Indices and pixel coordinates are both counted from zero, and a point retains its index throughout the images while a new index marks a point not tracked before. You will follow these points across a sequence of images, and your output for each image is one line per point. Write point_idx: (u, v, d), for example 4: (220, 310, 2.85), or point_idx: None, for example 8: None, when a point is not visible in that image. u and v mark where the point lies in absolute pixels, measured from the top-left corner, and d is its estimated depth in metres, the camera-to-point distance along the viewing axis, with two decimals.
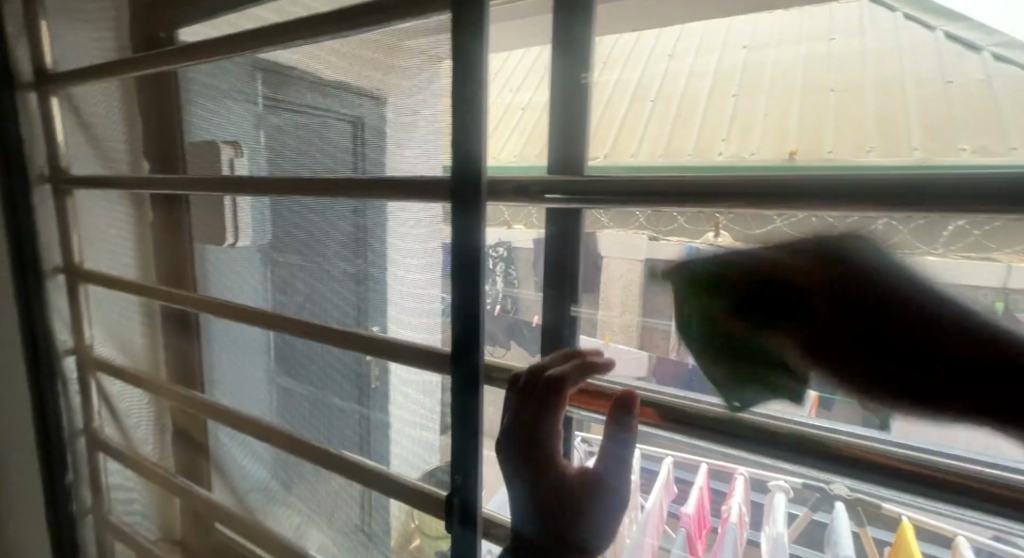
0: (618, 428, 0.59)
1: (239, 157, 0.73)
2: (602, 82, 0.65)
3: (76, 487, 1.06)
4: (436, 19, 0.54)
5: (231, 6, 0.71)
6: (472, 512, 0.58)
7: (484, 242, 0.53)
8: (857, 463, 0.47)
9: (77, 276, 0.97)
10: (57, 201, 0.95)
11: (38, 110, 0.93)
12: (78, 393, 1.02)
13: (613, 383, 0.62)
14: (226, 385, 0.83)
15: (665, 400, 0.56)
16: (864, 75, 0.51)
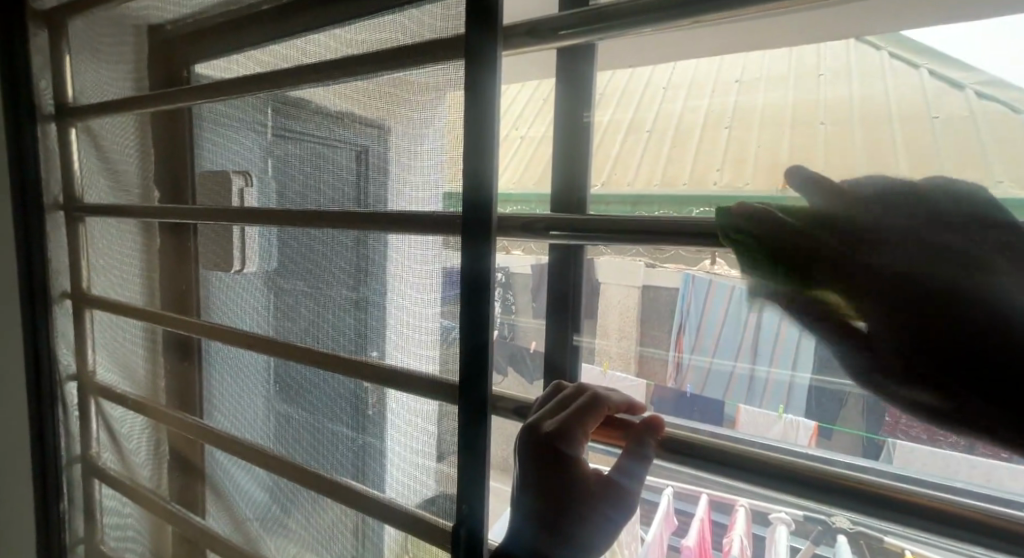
0: (637, 453, 0.55)
1: (249, 187, 0.76)
2: (600, 121, 0.66)
3: (70, 514, 1.05)
4: (441, 59, 0.56)
5: (244, 45, 0.75)
6: (478, 544, 0.58)
7: (495, 270, 0.55)
8: (863, 493, 0.46)
9: (83, 301, 0.98)
10: (69, 227, 0.98)
11: (57, 140, 0.97)
12: (77, 417, 1.02)
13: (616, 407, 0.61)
14: (225, 411, 0.83)
15: (669, 430, 0.55)
16: (850, 110, 0.55)
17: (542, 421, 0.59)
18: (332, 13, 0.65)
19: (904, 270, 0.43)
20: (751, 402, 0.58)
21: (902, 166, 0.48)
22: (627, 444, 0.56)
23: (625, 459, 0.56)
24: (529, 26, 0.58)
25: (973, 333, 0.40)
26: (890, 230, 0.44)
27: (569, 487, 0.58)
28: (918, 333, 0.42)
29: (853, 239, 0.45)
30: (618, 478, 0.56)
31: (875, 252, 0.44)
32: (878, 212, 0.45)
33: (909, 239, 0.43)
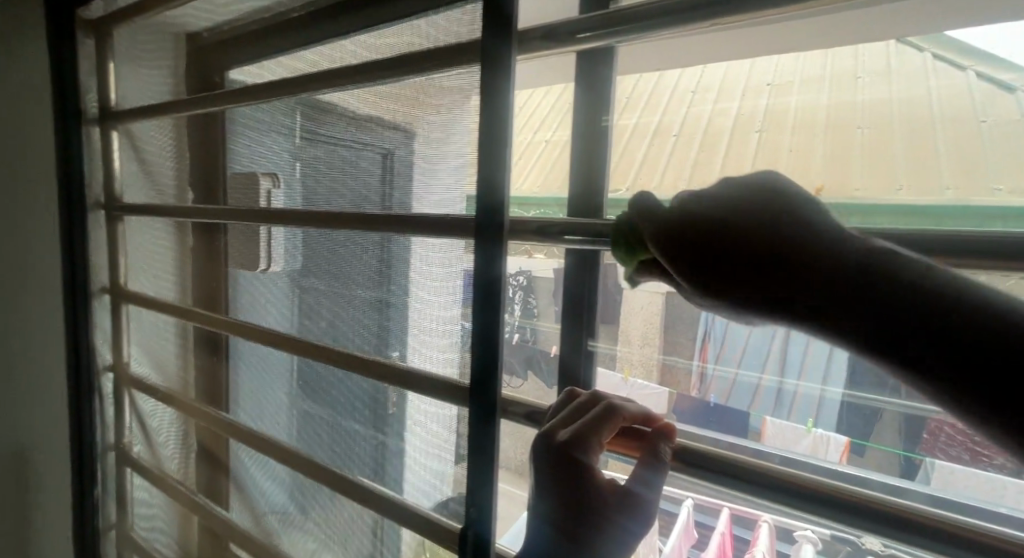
0: (649, 461, 0.52)
1: (276, 188, 0.78)
2: (623, 125, 0.64)
3: (104, 501, 1.09)
4: (459, 66, 0.57)
5: (274, 52, 0.77)
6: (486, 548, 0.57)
7: (506, 272, 0.54)
8: (889, 519, 0.44)
9: (120, 296, 1.02)
10: (109, 226, 1.02)
11: (100, 142, 1.01)
12: (112, 406, 1.06)
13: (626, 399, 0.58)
14: (249, 407, 0.85)
15: (688, 443, 0.54)
16: (889, 114, 0.54)
17: (557, 428, 0.56)
18: (357, 19, 0.66)
19: (834, 251, 0.34)
20: (777, 415, 0.57)
21: (946, 177, 0.49)
22: (642, 452, 0.53)
23: (641, 468, 0.52)
24: (547, 29, 0.57)
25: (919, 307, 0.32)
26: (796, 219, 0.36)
27: (575, 497, 0.53)
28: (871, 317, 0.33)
29: (761, 229, 0.36)
30: (634, 487, 0.52)
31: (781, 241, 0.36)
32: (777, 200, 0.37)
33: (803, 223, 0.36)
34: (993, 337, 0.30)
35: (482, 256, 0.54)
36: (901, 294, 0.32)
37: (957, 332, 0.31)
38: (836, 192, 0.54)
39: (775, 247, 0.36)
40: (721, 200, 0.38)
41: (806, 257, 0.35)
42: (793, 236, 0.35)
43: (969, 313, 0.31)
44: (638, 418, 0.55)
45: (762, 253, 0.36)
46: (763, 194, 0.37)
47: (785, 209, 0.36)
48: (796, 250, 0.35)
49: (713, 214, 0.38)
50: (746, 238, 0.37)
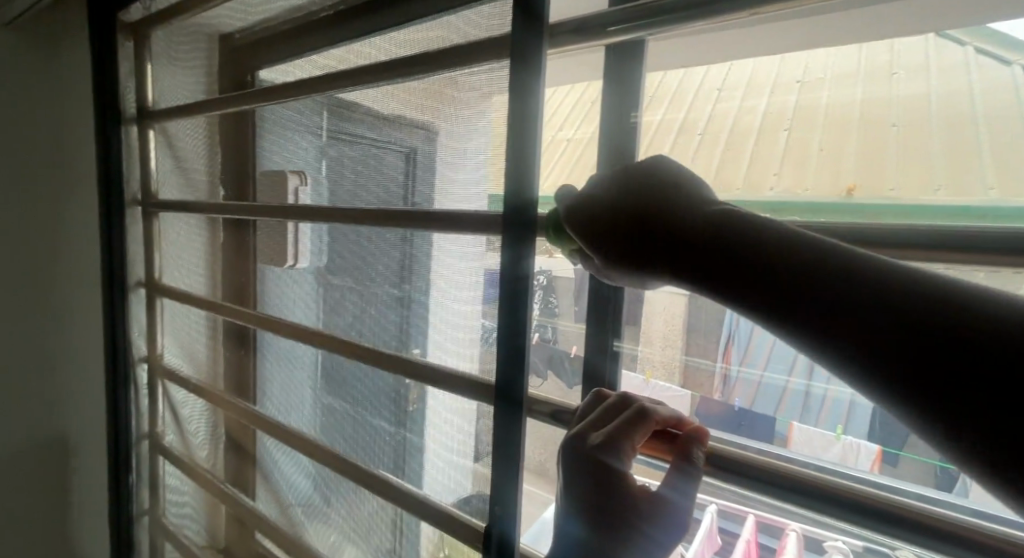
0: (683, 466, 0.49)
1: (303, 186, 0.80)
2: (648, 121, 0.63)
3: (137, 487, 1.13)
4: (484, 60, 0.57)
5: (305, 51, 0.78)
6: (510, 547, 0.56)
7: (535, 272, 0.54)
8: (932, 529, 0.42)
9: (155, 290, 1.06)
10: (145, 221, 1.06)
11: (138, 140, 1.04)
12: (146, 397, 1.10)
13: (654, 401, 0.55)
14: (276, 399, 0.88)
15: (721, 447, 0.52)
16: (926, 113, 0.53)
17: (585, 430, 0.53)
18: (387, 17, 0.67)
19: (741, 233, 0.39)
20: (805, 421, 0.55)
21: (990, 174, 0.48)
22: (674, 455, 0.50)
23: (672, 472, 0.49)
24: (577, 23, 0.57)
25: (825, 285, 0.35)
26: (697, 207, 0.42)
27: (601, 500, 0.49)
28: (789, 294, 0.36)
29: (664, 215, 0.43)
30: (665, 492, 0.48)
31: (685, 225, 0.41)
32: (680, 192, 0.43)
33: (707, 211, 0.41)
34: (892, 309, 0.32)
35: (511, 253, 0.54)
36: (808, 273, 0.36)
37: (861, 307, 0.33)
38: (869, 191, 0.52)
39: (680, 229, 0.42)
40: (632, 190, 0.45)
41: (705, 231, 0.40)
42: (707, 220, 0.41)
43: (868, 289, 0.33)
44: (669, 422, 0.52)
45: (670, 235, 0.42)
46: (665, 184, 0.44)
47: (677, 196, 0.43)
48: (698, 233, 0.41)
49: (623, 204, 0.45)
50: (657, 220, 0.43)
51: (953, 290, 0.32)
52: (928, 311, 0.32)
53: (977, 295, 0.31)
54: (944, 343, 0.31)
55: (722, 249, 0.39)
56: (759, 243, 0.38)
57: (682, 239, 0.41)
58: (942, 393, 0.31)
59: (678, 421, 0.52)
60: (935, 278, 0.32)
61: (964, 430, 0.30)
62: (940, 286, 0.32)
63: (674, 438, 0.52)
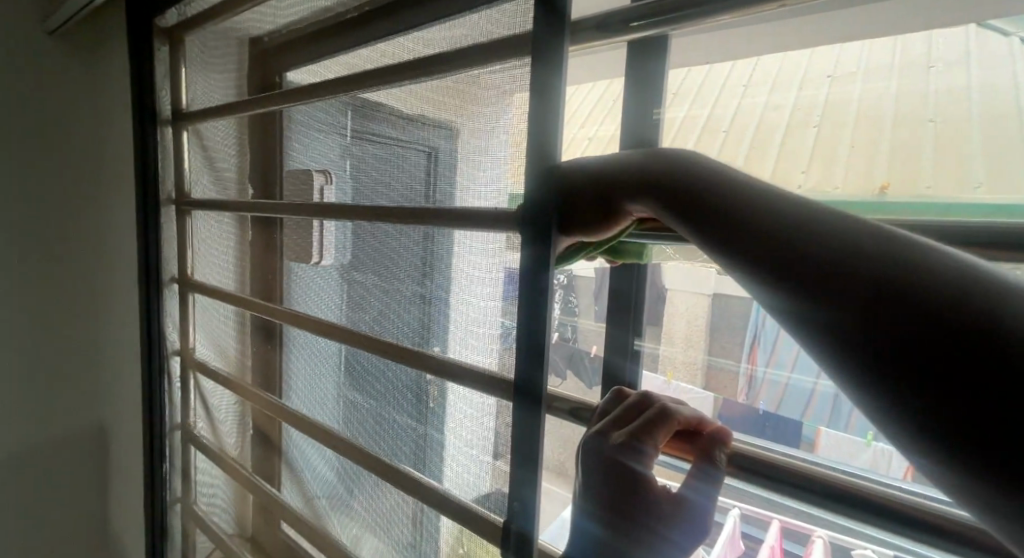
0: (704, 473, 0.48)
1: (328, 184, 0.81)
2: (671, 117, 0.61)
3: (170, 477, 1.17)
4: (505, 60, 0.57)
5: (332, 52, 0.80)
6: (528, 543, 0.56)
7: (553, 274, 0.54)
8: (968, 540, 0.40)
9: (187, 286, 1.09)
10: (178, 219, 1.09)
11: (172, 141, 1.08)
12: (179, 387, 1.14)
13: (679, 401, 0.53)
14: (301, 393, 0.90)
15: (746, 450, 0.51)
16: (969, 109, 0.52)
17: (606, 428, 0.52)
18: (410, 17, 0.68)
19: (746, 209, 0.39)
20: (833, 426, 0.56)
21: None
22: (696, 458, 0.49)
23: (693, 474, 0.48)
24: (598, 19, 0.56)
25: (826, 269, 0.34)
26: (709, 183, 0.42)
27: (616, 499, 0.48)
28: (790, 269, 0.35)
29: (678, 185, 0.43)
30: (685, 493, 0.48)
31: (695, 197, 0.42)
32: (695, 169, 0.43)
33: (715, 190, 0.41)
34: (891, 299, 0.31)
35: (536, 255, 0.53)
36: (810, 251, 0.35)
37: (860, 293, 0.32)
38: (902, 189, 0.50)
39: (686, 196, 0.42)
40: (645, 168, 0.46)
41: (713, 202, 0.40)
42: (723, 203, 0.40)
43: (871, 275, 0.32)
44: (693, 426, 0.51)
45: (684, 209, 0.42)
46: (690, 162, 0.44)
47: (688, 167, 0.43)
48: (705, 209, 0.41)
49: (634, 178, 0.47)
50: (668, 188, 0.44)
51: (971, 274, 0.30)
52: (952, 321, 0.29)
53: (996, 281, 0.29)
54: (955, 341, 0.29)
55: (722, 224, 0.39)
56: (778, 215, 0.37)
57: (699, 210, 0.41)
58: (936, 381, 0.29)
59: (703, 424, 0.51)
60: (953, 273, 0.30)
61: (954, 423, 0.28)
62: (969, 294, 0.29)
63: (696, 439, 0.51)
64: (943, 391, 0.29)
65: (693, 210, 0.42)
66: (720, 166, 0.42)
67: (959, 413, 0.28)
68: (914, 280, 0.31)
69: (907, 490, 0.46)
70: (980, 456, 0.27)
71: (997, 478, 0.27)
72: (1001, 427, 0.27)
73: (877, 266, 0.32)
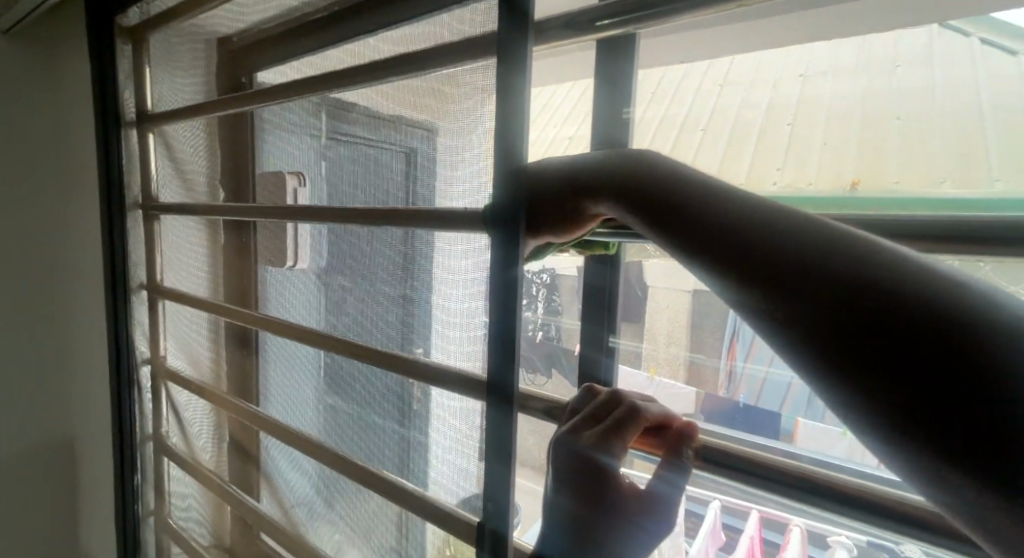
0: (671, 467, 0.50)
1: (302, 187, 0.80)
2: (644, 118, 0.63)
3: (143, 489, 1.14)
4: (475, 61, 0.57)
5: (301, 53, 0.79)
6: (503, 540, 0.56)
7: (523, 272, 0.53)
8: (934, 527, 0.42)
9: (156, 293, 1.06)
10: (146, 224, 1.05)
11: (138, 143, 1.04)
12: (150, 398, 1.11)
13: (648, 398, 0.53)
14: (279, 401, 0.88)
15: (714, 443, 0.52)
16: (935, 106, 0.53)
17: (579, 426, 0.51)
18: (378, 17, 0.67)
19: (728, 216, 0.39)
20: (811, 419, 0.56)
21: (995, 164, 0.48)
22: (663, 451, 0.50)
23: (663, 468, 0.49)
24: (565, 19, 0.56)
25: (809, 276, 0.34)
26: (690, 189, 0.42)
27: (588, 496, 0.49)
28: (774, 276, 0.35)
29: (659, 188, 0.44)
30: (655, 486, 0.49)
31: (675, 199, 0.42)
32: (675, 175, 0.44)
33: (696, 200, 0.41)
34: (877, 306, 0.31)
35: (504, 252, 0.53)
36: (793, 260, 0.35)
37: (845, 300, 0.32)
38: (872, 185, 0.52)
39: (669, 201, 0.43)
40: (624, 171, 0.46)
41: (694, 208, 0.41)
42: (706, 210, 0.40)
43: (854, 281, 0.32)
44: (663, 422, 0.52)
45: (666, 214, 0.43)
46: (670, 168, 0.44)
47: (667, 172, 0.44)
48: (689, 213, 0.41)
49: (615, 178, 0.47)
50: (650, 189, 0.44)
51: (943, 278, 0.30)
52: (936, 327, 0.29)
53: (967, 291, 0.30)
54: (942, 349, 0.28)
55: (706, 232, 0.40)
56: (743, 223, 0.38)
57: (671, 218, 0.42)
58: (926, 387, 0.29)
59: (669, 420, 0.52)
60: (930, 279, 0.30)
61: (952, 433, 0.28)
62: (952, 301, 0.29)
63: (664, 434, 0.51)
64: (927, 395, 0.29)
65: (675, 213, 0.42)
66: (699, 175, 0.43)
67: (917, 410, 0.29)
68: (897, 287, 0.31)
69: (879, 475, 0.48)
70: (965, 460, 0.27)
71: (1001, 489, 0.27)
72: (955, 420, 0.28)
73: (862, 273, 0.32)
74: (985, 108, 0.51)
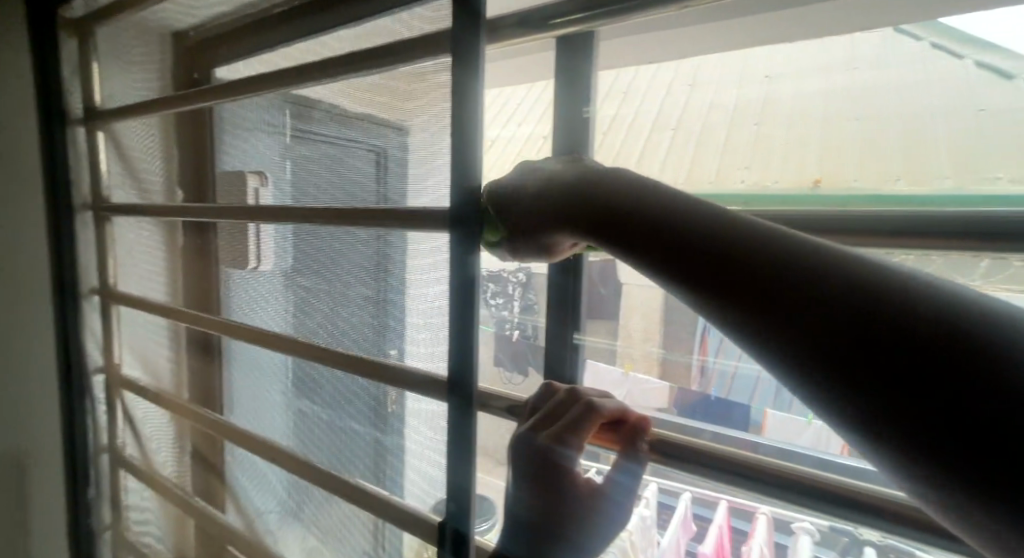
0: (627, 459, 0.53)
1: (264, 187, 0.77)
2: (605, 119, 0.68)
3: (97, 504, 1.08)
4: (433, 60, 0.57)
5: (256, 49, 0.77)
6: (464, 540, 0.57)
7: (479, 270, 0.55)
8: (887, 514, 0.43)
9: (109, 298, 1.00)
10: (97, 226, 1.00)
11: (85, 141, 0.99)
12: (105, 409, 1.05)
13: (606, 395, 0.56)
14: (244, 408, 0.85)
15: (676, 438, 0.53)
16: (890, 105, 0.55)
17: (539, 424, 0.56)
18: (333, 13, 0.66)
19: (691, 224, 0.37)
20: (779, 409, 0.56)
21: (944, 163, 0.50)
22: (618, 445, 0.54)
23: (620, 461, 0.53)
24: (519, 16, 0.56)
25: (779, 287, 0.32)
26: (649, 196, 0.40)
27: (548, 486, 0.54)
28: (745, 288, 0.34)
29: (617, 196, 0.42)
30: (613, 476, 0.54)
31: (635, 207, 0.40)
32: (632, 182, 0.42)
33: (657, 207, 0.39)
34: (852, 314, 0.30)
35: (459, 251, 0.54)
36: (761, 269, 0.33)
37: (819, 310, 0.31)
38: (833, 183, 0.54)
39: (630, 209, 0.41)
40: (581, 180, 0.44)
41: (656, 215, 0.39)
42: (669, 217, 0.38)
43: (827, 288, 0.31)
44: (618, 417, 0.54)
45: (628, 222, 0.40)
46: (626, 174, 0.42)
47: (625, 179, 0.42)
48: (651, 222, 0.39)
49: (573, 186, 0.45)
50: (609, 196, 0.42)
51: (915, 281, 0.29)
52: (915, 332, 0.28)
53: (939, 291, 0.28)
54: (922, 355, 0.27)
55: (672, 241, 0.38)
56: (708, 235, 0.36)
57: (634, 235, 0.40)
58: (912, 398, 0.27)
59: (624, 415, 0.54)
60: (902, 281, 0.29)
61: (947, 445, 0.26)
62: (926, 303, 0.28)
63: (619, 428, 0.54)
64: (915, 406, 0.27)
65: (636, 222, 0.40)
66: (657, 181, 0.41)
67: (912, 424, 0.27)
68: (869, 293, 0.30)
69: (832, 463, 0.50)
70: (963, 474, 0.26)
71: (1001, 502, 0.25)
72: (953, 431, 0.26)
73: (833, 280, 0.31)
74: (935, 108, 0.52)
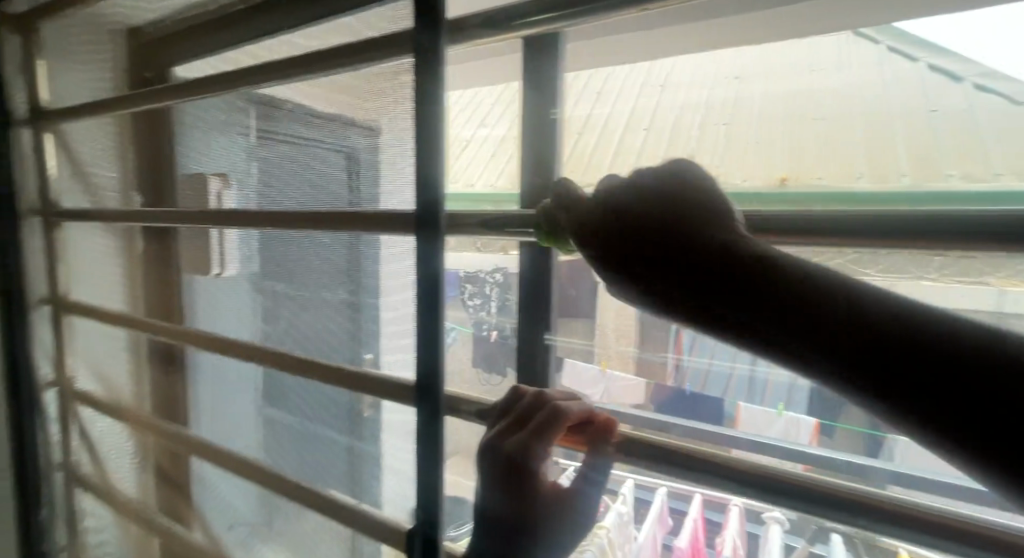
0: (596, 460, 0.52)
1: (227, 189, 0.75)
2: (576, 115, 0.68)
3: (51, 524, 1.03)
4: (396, 61, 0.56)
5: (213, 48, 0.74)
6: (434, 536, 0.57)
7: (445, 267, 0.54)
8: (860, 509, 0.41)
9: (61, 308, 0.95)
10: (45, 233, 0.95)
11: (30, 142, 0.93)
12: (57, 425, 1.00)
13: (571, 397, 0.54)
14: (211, 420, 0.82)
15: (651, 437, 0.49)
16: (853, 106, 0.57)
17: (505, 430, 0.54)
18: (292, 12, 0.64)
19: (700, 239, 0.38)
20: (752, 402, 0.58)
21: (902, 163, 0.51)
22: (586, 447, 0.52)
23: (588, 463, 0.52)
24: (482, 17, 0.55)
25: (796, 302, 0.33)
26: (651, 211, 0.41)
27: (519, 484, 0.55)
28: (759, 301, 0.34)
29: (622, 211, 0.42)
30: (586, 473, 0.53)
31: (641, 220, 0.41)
32: (634, 196, 0.42)
33: (663, 221, 0.40)
34: (866, 327, 0.31)
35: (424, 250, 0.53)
36: (776, 283, 0.34)
37: (832, 322, 0.32)
38: (801, 181, 0.55)
39: (638, 224, 0.41)
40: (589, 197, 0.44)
41: (663, 229, 0.40)
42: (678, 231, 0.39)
43: (839, 302, 0.32)
44: (584, 419, 0.53)
45: (636, 236, 0.40)
46: (629, 189, 0.42)
47: (631, 194, 0.42)
48: (660, 236, 0.39)
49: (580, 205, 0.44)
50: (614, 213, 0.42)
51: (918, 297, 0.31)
52: (926, 340, 0.29)
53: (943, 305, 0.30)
54: (937, 363, 0.29)
55: (683, 256, 0.38)
56: (720, 247, 0.37)
57: (640, 250, 0.40)
58: (929, 400, 0.29)
59: (591, 417, 0.52)
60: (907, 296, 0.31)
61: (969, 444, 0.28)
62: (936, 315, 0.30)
63: (587, 429, 0.53)
64: (932, 408, 0.29)
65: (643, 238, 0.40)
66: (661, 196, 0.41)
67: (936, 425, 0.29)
68: (883, 306, 0.31)
69: (802, 453, 0.52)
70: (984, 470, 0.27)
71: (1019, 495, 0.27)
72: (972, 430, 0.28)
73: (846, 294, 0.32)
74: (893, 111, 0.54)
